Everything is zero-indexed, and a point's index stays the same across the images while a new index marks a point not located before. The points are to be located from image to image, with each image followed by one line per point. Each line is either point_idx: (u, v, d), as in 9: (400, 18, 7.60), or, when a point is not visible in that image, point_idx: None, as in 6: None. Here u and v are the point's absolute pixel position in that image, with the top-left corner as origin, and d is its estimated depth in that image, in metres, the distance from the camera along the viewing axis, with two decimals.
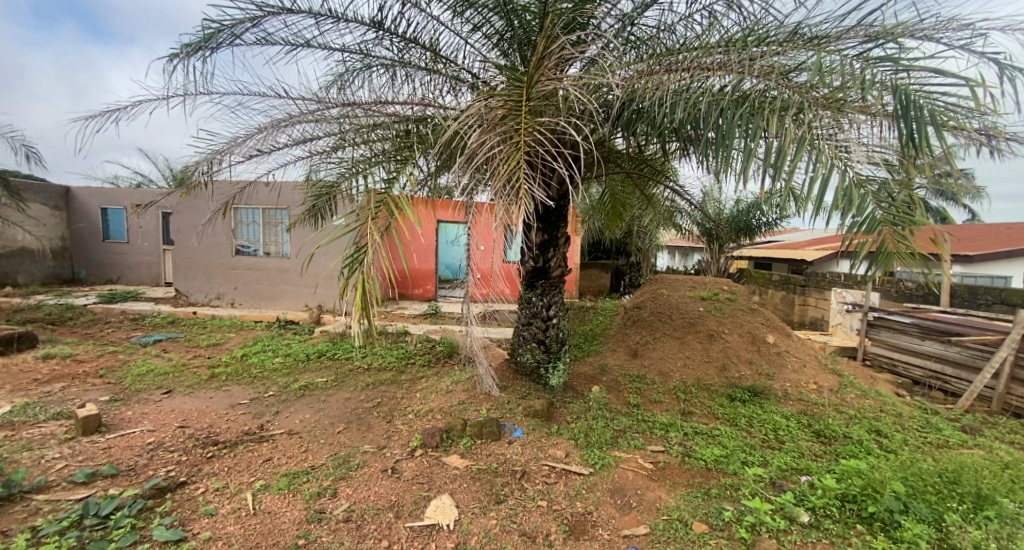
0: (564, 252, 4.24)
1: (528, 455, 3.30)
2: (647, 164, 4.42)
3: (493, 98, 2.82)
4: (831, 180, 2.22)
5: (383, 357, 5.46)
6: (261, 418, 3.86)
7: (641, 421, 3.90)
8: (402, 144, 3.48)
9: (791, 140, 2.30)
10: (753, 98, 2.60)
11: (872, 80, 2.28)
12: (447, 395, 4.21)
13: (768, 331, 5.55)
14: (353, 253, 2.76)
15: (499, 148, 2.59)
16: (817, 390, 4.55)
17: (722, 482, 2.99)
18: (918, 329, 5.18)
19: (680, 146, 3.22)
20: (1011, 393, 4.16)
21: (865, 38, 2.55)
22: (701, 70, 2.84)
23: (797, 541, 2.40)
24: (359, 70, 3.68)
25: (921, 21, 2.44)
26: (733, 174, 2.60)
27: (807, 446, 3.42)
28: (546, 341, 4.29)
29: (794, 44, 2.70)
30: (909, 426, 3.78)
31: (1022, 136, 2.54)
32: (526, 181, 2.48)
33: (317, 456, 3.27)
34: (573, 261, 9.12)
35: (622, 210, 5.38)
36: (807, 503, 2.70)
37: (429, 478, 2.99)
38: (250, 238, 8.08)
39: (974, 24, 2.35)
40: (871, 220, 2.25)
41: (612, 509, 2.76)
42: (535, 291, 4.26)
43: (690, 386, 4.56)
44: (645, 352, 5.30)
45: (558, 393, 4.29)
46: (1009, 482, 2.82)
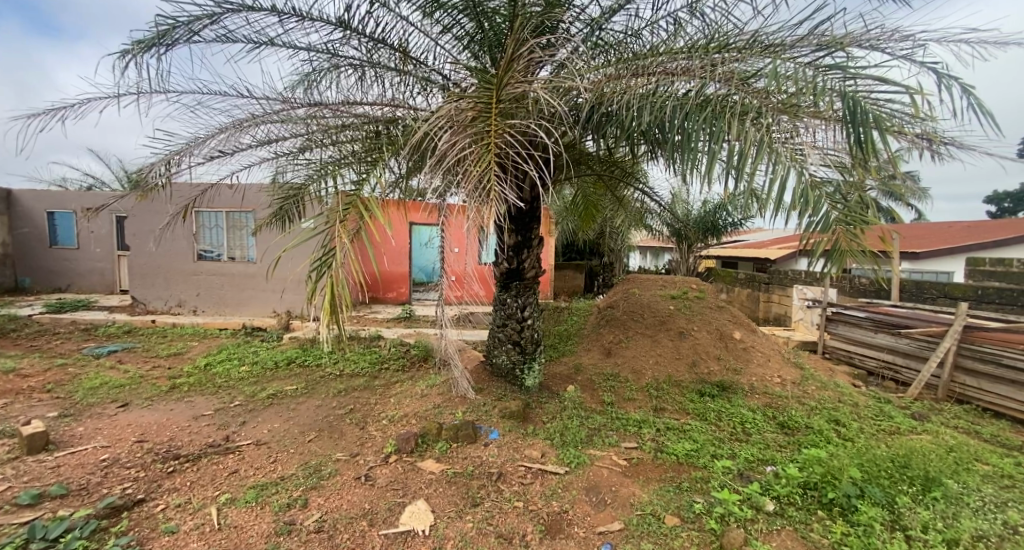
0: (538, 253, 4.26)
1: (503, 457, 3.30)
2: (617, 167, 4.52)
3: (463, 100, 2.83)
4: (789, 181, 2.33)
5: (354, 363, 5.33)
6: (226, 430, 3.71)
7: (615, 419, 3.96)
8: (371, 145, 3.43)
9: (751, 143, 2.41)
10: (715, 102, 2.69)
11: (824, 87, 2.41)
12: (421, 400, 4.17)
13: (734, 328, 5.73)
14: (320, 257, 2.67)
15: (468, 150, 2.58)
16: (781, 383, 4.73)
17: (693, 476, 3.07)
18: (872, 323, 5.48)
19: (648, 149, 3.30)
20: (954, 382, 4.43)
21: (816, 47, 2.67)
22: (666, 75, 2.94)
23: (763, 530, 2.49)
24: (327, 70, 3.61)
25: (866, 32, 2.59)
26: (699, 176, 2.69)
27: (772, 438, 3.54)
28: (521, 342, 4.30)
29: (752, 51, 2.82)
30: (865, 414, 3.98)
31: (959, 141, 2.72)
32: (497, 182, 2.48)
33: (287, 466, 3.17)
34: (546, 262, 9.18)
35: (594, 211, 5.48)
36: (772, 492, 2.81)
37: (403, 484, 2.95)
38: (213, 243, 7.76)
39: (913, 36, 2.52)
40: (826, 221, 2.35)
41: (587, 507, 2.79)
42: (510, 292, 4.27)
43: (662, 383, 4.67)
44: (618, 350, 5.40)
45: (534, 393, 4.31)
46: (954, 465, 3.01)
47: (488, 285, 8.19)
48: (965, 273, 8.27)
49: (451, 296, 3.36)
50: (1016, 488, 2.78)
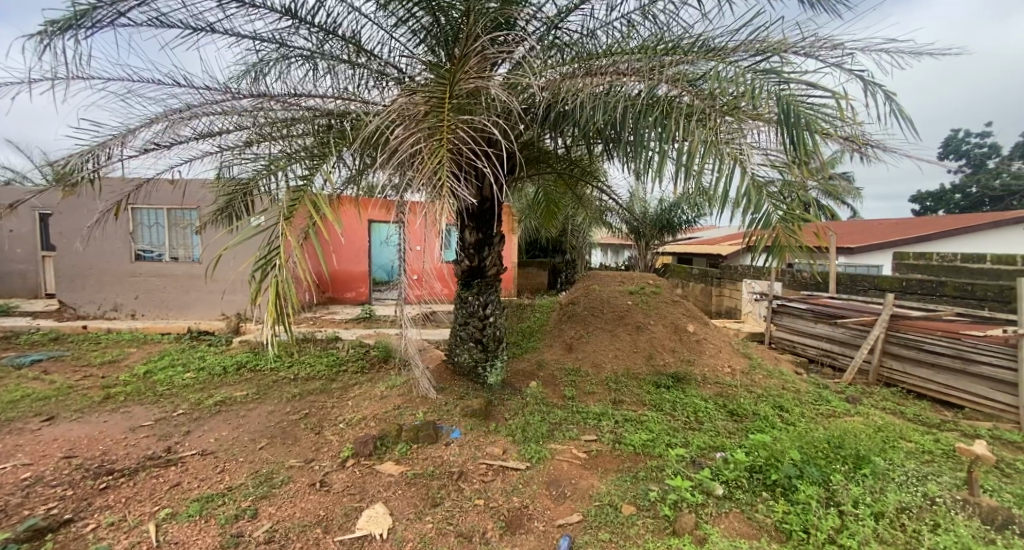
0: (500, 250, 4.25)
1: (465, 456, 3.29)
2: (576, 165, 4.59)
3: (416, 94, 2.79)
4: (733, 179, 2.43)
5: (311, 366, 5.14)
6: (168, 440, 3.49)
7: (576, 413, 4.03)
8: (323, 140, 3.31)
9: (697, 144, 2.50)
10: (664, 103, 2.78)
11: (762, 91, 2.54)
12: (381, 401, 4.08)
13: (689, 321, 5.96)
14: (265, 256, 2.54)
15: (421, 145, 2.53)
16: (731, 373, 4.97)
17: (649, 465, 3.17)
18: (813, 314, 5.84)
19: (604, 148, 3.36)
20: (883, 367, 4.80)
21: (755, 52, 2.81)
22: (618, 75, 3.01)
23: (713, 513, 2.60)
24: (274, 61, 3.45)
25: (801, 39, 2.74)
26: (650, 175, 2.77)
27: (722, 425, 3.71)
28: (484, 340, 4.29)
29: (697, 53, 2.92)
30: (806, 400, 4.25)
31: (885, 143, 2.93)
32: (450, 178, 2.45)
33: (235, 475, 3.02)
34: (508, 259, 9.19)
35: (555, 209, 5.55)
36: (721, 477, 2.94)
37: (361, 488, 2.88)
38: (154, 242, 7.27)
39: (842, 45, 2.69)
40: (765, 218, 2.48)
41: (547, 501, 2.82)
42: (472, 290, 4.24)
43: (620, 376, 4.79)
44: (579, 346, 5.49)
45: (496, 391, 4.31)
46: (881, 442, 3.26)
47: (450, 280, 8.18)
48: (894, 266, 8.97)
49: (412, 295, 3.31)
50: (934, 461, 3.05)
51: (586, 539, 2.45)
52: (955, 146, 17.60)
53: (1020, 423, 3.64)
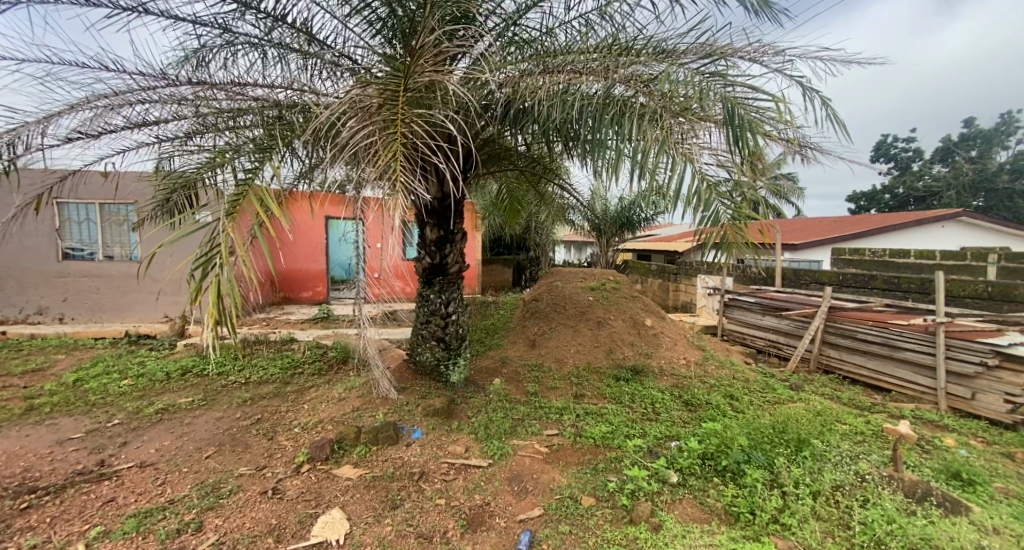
0: (462, 248, 4.21)
1: (426, 456, 3.24)
2: (538, 163, 4.63)
3: (369, 86, 2.71)
4: (685, 178, 2.51)
5: (263, 369, 4.91)
6: (101, 453, 3.24)
7: (538, 408, 4.06)
8: (273, 132, 3.16)
9: (651, 144, 2.57)
10: (621, 103, 2.83)
11: (710, 93, 2.65)
12: (339, 403, 3.97)
13: (647, 315, 6.15)
14: (205, 254, 2.39)
15: (374, 138, 2.47)
16: (686, 364, 5.17)
17: (608, 457, 3.24)
18: (761, 307, 6.17)
19: (563, 146, 3.38)
20: (822, 355, 5.14)
21: (704, 56, 2.92)
22: (576, 74, 3.04)
23: (668, 500, 2.70)
24: (218, 47, 3.25)
25: (747, 45, 2.87)
26: (608, 173, 2.82)
27: (678, 415, 3.85)
28: (446, 338, 4.25)
29: (652, 55, 2.99)
30: (754, 388, 4.48)
31: (821, 145, 3.12)
32: (404, 173, 2.40)
33: (179, 487, 2.84)
34: (471, 257, 9.14)
35: (518, 207, 5.57)
36: (675, 465, 3.05)
37: (316, 494, 2.78)
38: (85, 240, 6.71)
39: (783, 52, 2.85)
40: (713, 216, 2.58)
41: (509, 496, 2.83)
42: (433, 288, 4.17)
43: (582, 370, 4.88)
44: (542, 342, 5.55)
45: (459, 389, 4.28)
46: (820, 426, 3.49)
47: (411, 277, 8.12)
48: (832, 261, 9.63)
49: (372, 293, 3.22)
50: (865, 441, 3.29)
51: (546, 532, 2.47)
52: (884, 149, 19.04)
53: (938, 403, 3.99)
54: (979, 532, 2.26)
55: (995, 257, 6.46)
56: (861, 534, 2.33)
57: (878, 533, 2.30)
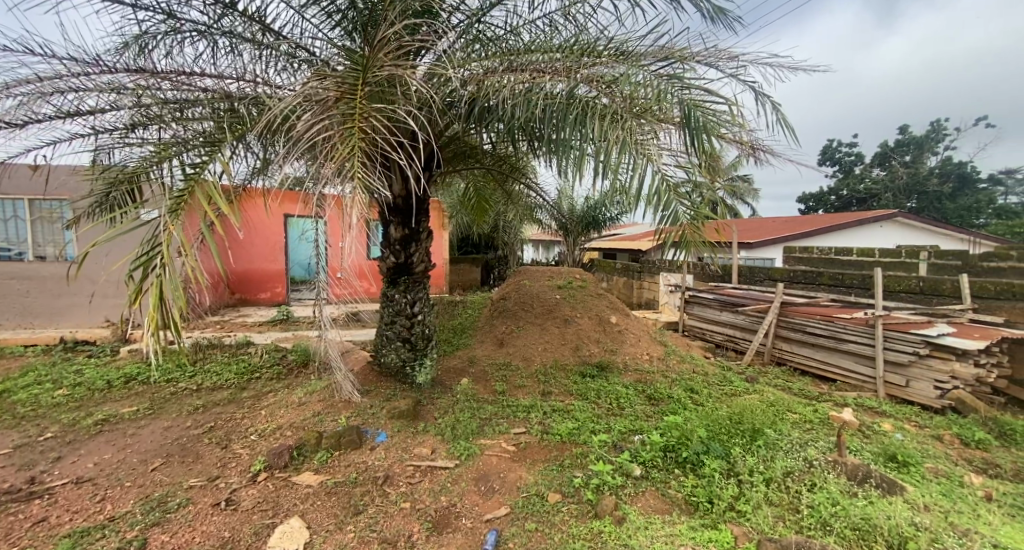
0: (428, 247, 4.15)
1: (391, 459, 3.18)
2: (504, 161, 4.62)
3: (326, 79, 2.61)
4: (645, 178, 2.56)
5: (216, 374, 4.66)
6: (31, 470, 2.98)
7: (506, 407, 4.07)
8: (224, 125, 3.00)
9: (613, 144, 2.62)
10: (583, 103, 2.87)
11: (668, 96, 2.73)
12: (299, 408, 3.83)
13: (612, 313, 6.27)
14: (146, 254, 2.25)
15: (330, 133, 2.39)
16: (650, 360, 5.32)
17: (574, 453, 3.28)
18: (719, 303, 6.42)
19: (528, 145, 3.39)
20: (775, 348, 5.40)
21: (663, 59, 3.00)
22: (541, 73, 3.05)
23: (631, 494, 2.76)
24: (161, 33, 3.05)
25: (704, 49, 2.97)
26: (572, 172, 2.84)
27: (641, 410, 3.95)
28: (412, 339, 4.17)
29: (614, 56, 3.03)
30: (713, 382, 4.66)
31: (772, 147, 3.28)
32: (362, 169, 2.32)
33: (120, 503, 2.65)
34: (438, 256, 9.04)
35: (485, 206, 5.54)
36: (639, 458, 3.12)
37: (273, 503, 2.66)
38: (11, 238, 6.16)
39: (736, 58, 2.97)
40: (673, 216, 2.63)
41: (476, 497, 2.81)
42: (398, 288, 4.08)
43: (549, 368, 4.92)
44: (510, 340, 5.57)
45: (425, 390, 4.22)
46: (772, 416, 3.67)
47: (376, 275, 7.97)
48: (784, 259, 10.16)
49: (334, 294, 3.11)
50: (814, 429, 3.48)
51: (512, 531, 2.47)
52: (830, 153, 20.23)
53: (877, 391, 4.28)
54: (912, 510, 2.44)
55: (925, 255, 6.98)
56: (809, 517, 2.46)
57: (823, 515, 2.44)
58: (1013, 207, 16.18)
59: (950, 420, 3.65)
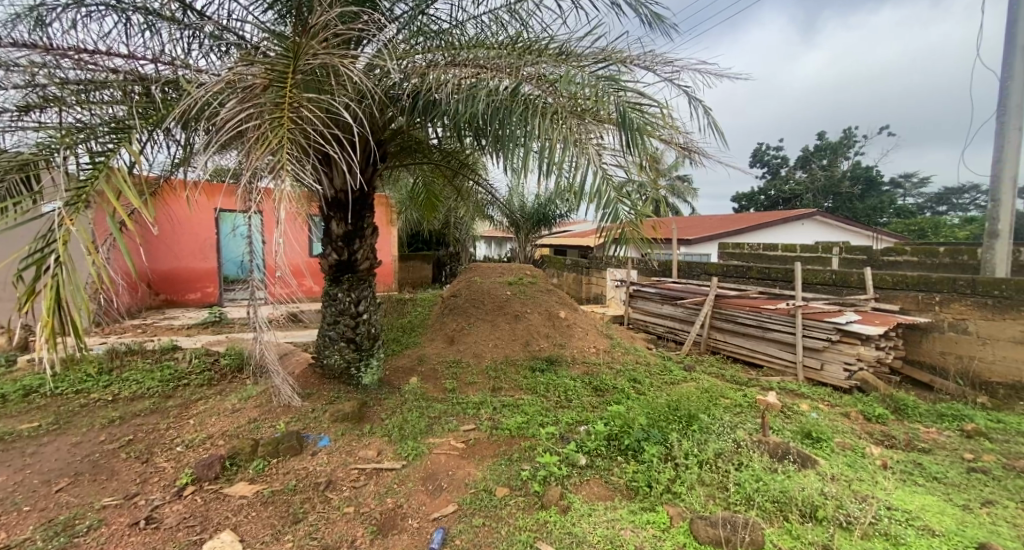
0: (372, 243, 4.03)
1: (334, 463, 3.07)
2: (453, 157, 4.57)
3: (253, 66, 2.45)
4: (587, 176, 2.63)
5: (136, 383, 4.27)
6: None
7: (455, 404, 4.05)
8: (140, 110, 2.75)
9: (556, 142, 2.66)
10: (527, 101, 2.89)
11: (606, 97, 2.82)
12: (232, 416, 3.61)
13: (561, 307, 6.41)
14: (41, 253, 2.00)
15: (255, 124, 2.25)
16: (596, 352, 5.49)
17: (522, 446, 3.32)
18: (660, 296, 6.75)
19: (475, 141, 3.37)
20: (711, 338, 5.76)
21: (602, 61, 3.09)
22: (486, 69, 3.03)
23: (576, 483, 2.84)
24: (60, 5, 2.73)
25: (642, 54, 3.10)
26: (517, 169, 2.85)
27: (588, 401, 4.07)
28: (356, 339, 4.04)
29: (557, 55, 3.07)
30: (654, 371, 4.90)
31: (704, 149, 3.47)
32: (291, 162, 2.20)
33: (15, 531, 2.36)
34: (387, 252, 8.82)
35: (435, 202, 5.44)
36: (584, 448, 3.21)
37: (201, 518, 2.49)
38: None
39: (672, 63, 3.11)
40: (614, 214, 2.72)
41: (423, 496, 2.78)
42: (341, 287, 3.93)
43: (499, 364, 4.95)
44: (461, 338, 5.54)
45: (372, 391, 4.11)
46: (705, 401, 3.91)
47: (316, 275, 7.69)
48: (719, 255, 10.87)
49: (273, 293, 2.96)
50: (742, 412, 3.75)
51: (459, 527, 2.46)
52: (760, 156, 21.77)
53: (797, 375, 4.68)
54: (822, 480, 2.70)
55: (837, 250, 7.72)
56: (736, 493, 2.64)
57: (748, 490, 2.63)
58: (910, 208, 18.27)
59: (857, 399, 4.07)
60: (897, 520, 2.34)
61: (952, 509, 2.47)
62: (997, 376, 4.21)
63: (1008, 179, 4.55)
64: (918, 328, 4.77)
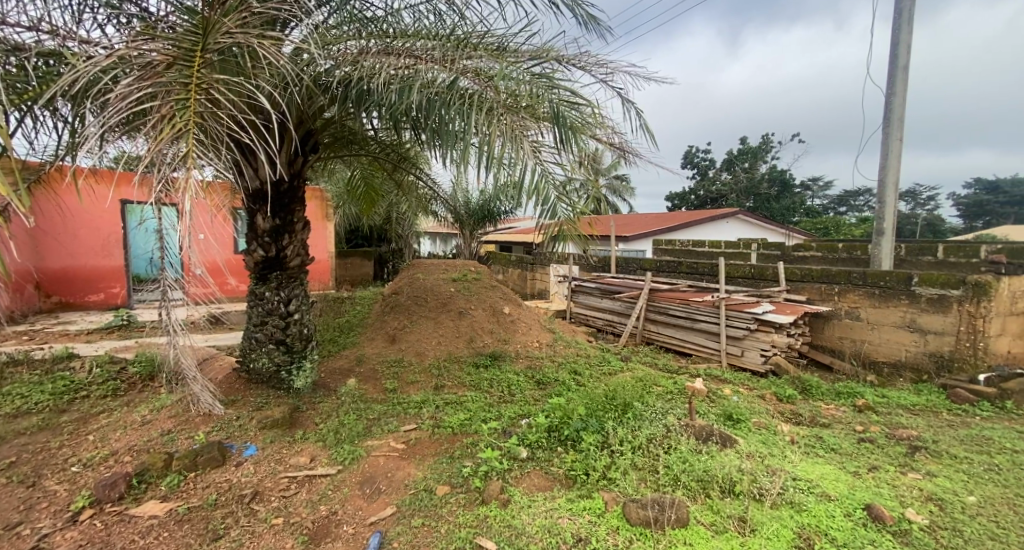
0: (303, 239, 3.82)
1: (261, 473, 2.88)
2: (393, 150, 4.43)
3: (154, 42, 2.22)
4: (526, 171, 2.63)
5: (21, 398, 3.74)
6: None
7: (395, 404, 3.94)
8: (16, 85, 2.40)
9: (494, 136, 2.64)
10: (463, 95, 2.85)
11: (541, 95, 2.86)
12: (141, 429, 3.28)
13: (506, 303, 6.45)
14: None
15: (155, 105, 2.04)
16: (540, 346, 5.59)
17: (464, 443, 3.30)
18: (601, 291, 6.99)
19: (413, 133, 3.28)
20: (646, 329, 6.06)
21: (538, 59, 3.13)
22: (422, 60, 2.95)
23: (517, 476, 2.87)
24: None
25: (576, 54, 3.17)
26: (457, 163, 2.79)
27: (530, 395, 4.13)
28: (287, 340, 3.81)
29: (492, 50, 3.07)
30: (594, 363, 5.07)
31: (635, 149, 3.62)
32: (199, 149, 2.01)
33: None
34: (323, 249, 8.40)
35: (374, 196, 5.24)
36: (525, 441, 3.26)
37: (100, 544, 2.22)
38: None
39: (604, 64, 3.21)
40: (551, 209, 2.76)
41: (360, 501, 2.68)
42: (269, 285, 3.69)
43: (442, 361, 4.89)
44: (402, 336, 5.41)
45: (305, 395, 3.90)
46: (639, 389, 4.11)
47: (240, 274, 7.18)
48: (653, 250, 11.46)
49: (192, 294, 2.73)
50: (672, 399, 3.99)
51: (398, 530, 2.40)
52: (690, 158, 23.20)
53: (721, 361, 5.06)
54: (739, 458, 2.94)
55: (756, 246, 8.41)
56: (665, 475, 2.80)
57: (675, 472, 2.80)
58: (818, 209, 20.38)
59: (771, 382, 4.46)
60: (801, 489, 2.60)
61: (845, 475, 2.78)
62: (883, 356, 4.81)
63: (891, 183, 5.18)
64: (821, 316, 5.32)
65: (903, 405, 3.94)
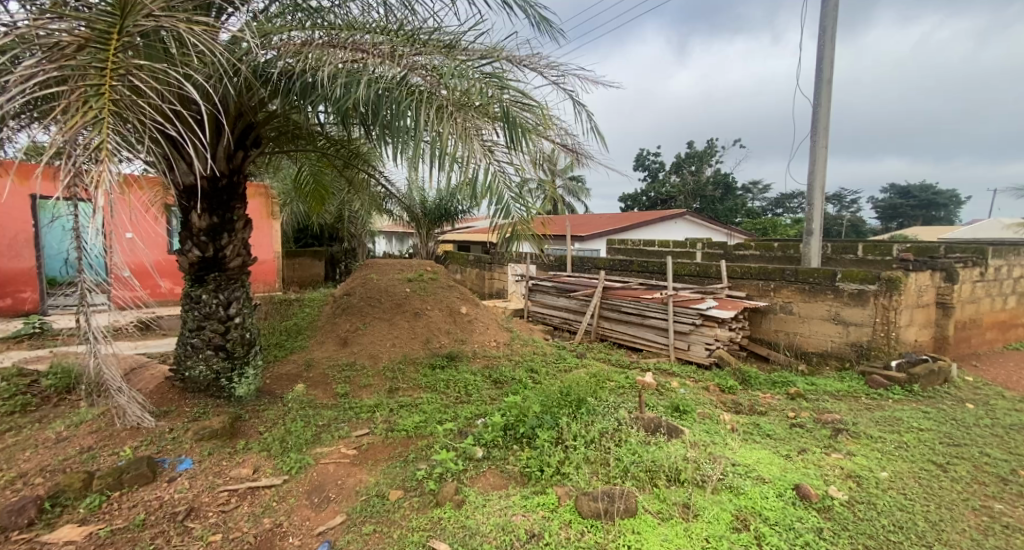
0: (244, 238, 3.62)
1: (197, 488, 2.70)
2: (342, 146, 4.28)
3: (65, 22, 2.03)
4: (478, 170, 2.61)
5: None
6: None
7: (346, 409, 3.81)
8: None
9: (446, 135, 2.60)
10: (414, 91, 2.79)
11: (492, 94, 2.85)
12: (57, 448, 2.98)
13: (463, 303, 6.42)
14: None
15: (65, 90, 1.85)
16: (497, 346, 5.60)
17: (419, 445, 3.25)
18: (557, 289, 7.11)
19: (362, 129, 3.17)
20: (599, 327, 6.22)
21: (489, 58, 3.12)
22: (370, 54, 2.86)
23: (472, 476, 2.86)
24: None
25: (527, 55, 3.19)
26: (409, 162, 2.73)
27: (487, 394, 4.12)
28: (227, 345, 3.60)
29: (443, 47, 3.03)
30: (550, 361, 5.14)
31: (587, 150, 3.70)
32: (116, 140, 1.85)
33: None
34: (268, 249, 7.99)
35: (323, 193, 5.05)
36: (481, 440, 3.26)
37: None
38: None
39: (554, 66, 3.26)
40: (505, 208, 2.76)
41: (307, 510, 2.58)
42: (206, 287, 3.46)
43: (397, 364, 4.79)
44: (355, 339, 5.25)
45: (247, 403, 3.69)
46: (592, 385, 4.21)
47: (175, 275, 6.69)
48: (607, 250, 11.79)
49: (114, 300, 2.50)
50: (624, 393, 4.12)
51: (348, 538, 2.32)
52: (643, 160, 24.06)
53: (670, 356, 5.28)
54: (685, 447, 3.08)
55: (701, 246, 8.85)
56: (616, 467, 2.88)
57: (626, 463, 2.89)
58: (758, 211, 21.79)
59: (715, 374, 4.71)
60: (739, 474, 2.76)
61: (778, 459, 2.99)
62: (813, 347, 5.20)
63: (819, 187, 5.61)
64: (759, 311, 5.68)
65: (829, 391, 4.28)
